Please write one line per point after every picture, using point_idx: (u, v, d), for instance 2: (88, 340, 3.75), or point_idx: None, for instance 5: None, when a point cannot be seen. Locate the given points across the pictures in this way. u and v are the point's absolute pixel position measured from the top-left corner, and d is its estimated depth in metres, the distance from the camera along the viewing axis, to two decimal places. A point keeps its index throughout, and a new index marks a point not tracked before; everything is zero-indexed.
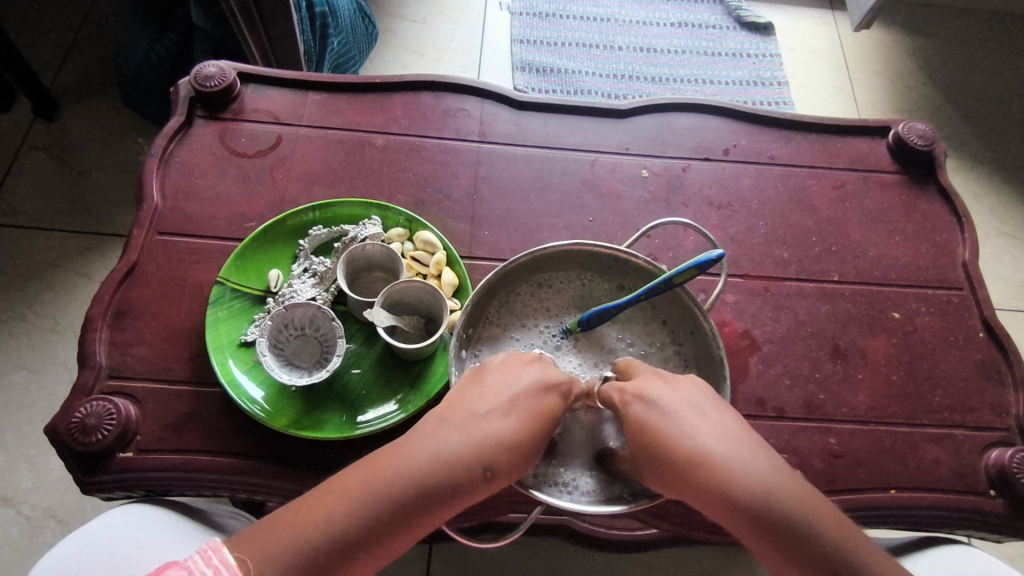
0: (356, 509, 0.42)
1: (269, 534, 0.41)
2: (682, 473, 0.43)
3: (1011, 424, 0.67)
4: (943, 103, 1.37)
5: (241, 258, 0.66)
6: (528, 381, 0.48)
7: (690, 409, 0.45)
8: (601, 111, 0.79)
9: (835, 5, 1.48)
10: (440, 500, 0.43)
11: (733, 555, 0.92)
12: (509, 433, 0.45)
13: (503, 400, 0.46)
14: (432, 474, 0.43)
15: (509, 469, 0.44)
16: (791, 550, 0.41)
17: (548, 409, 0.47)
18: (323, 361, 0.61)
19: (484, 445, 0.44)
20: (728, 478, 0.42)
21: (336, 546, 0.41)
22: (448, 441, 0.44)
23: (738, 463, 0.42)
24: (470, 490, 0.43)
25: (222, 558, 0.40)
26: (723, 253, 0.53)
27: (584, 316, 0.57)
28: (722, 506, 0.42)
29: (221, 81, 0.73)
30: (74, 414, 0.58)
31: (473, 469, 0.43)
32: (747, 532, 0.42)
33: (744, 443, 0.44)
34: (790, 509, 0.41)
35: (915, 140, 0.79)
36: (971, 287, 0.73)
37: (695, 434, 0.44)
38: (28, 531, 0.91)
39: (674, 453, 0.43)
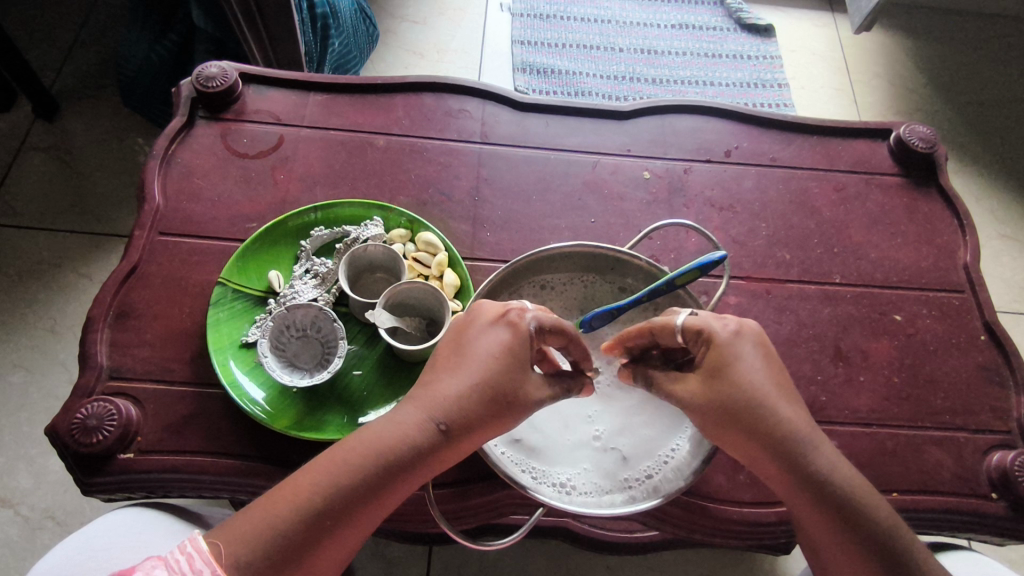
0: (321, 485, 0.45)
1: (246, 517, 0.44)
2: (764, 429, 0.49)
3: (1013, 427, 0.67)
4: (943, 105, 1.37)
5: (242, 259, 0.66)
6: (475, 335, 0.49)
7: (770, 376, 0.50)
8: (602, 112, 0.79)
9: (835, 7, 1.48)
10: (406, 465, 0.46)
11: (733, 556, 0.92)
12: (459, 389, 0.47)
13: (454, 359, 0.49)
14: (389, 443, 0.46)
15: (462, 422, 0.47)
16: (830, 508, 0.47)
17: (492, 356, 0.48)
18: (324, 363, 0.61)
19: (433, 407, 0.47)
20: (802, 442, 0.49)
21: (308, 520, 0.44)
22: (403, 410, 0.48)
23: (810, 436, 0.49)
24: (429, 449, 0.46)
25: (196, 545, 0.42)
26: (725, 255, 0.53)
27: (586, 318, 0.57)
28: (791, 462, 0.48)
29: (223, 81, 0.73)
30: (75, 414, 0.58)
31: (427, 428, 0.46)
32: (806, 493, 0.48)
33: (811, 420, 0.50)
34: (845, 481, 0.48)
35: (917, 142, 0.79)
36: (972, 290, 0.73)
37: (777, 400, 0.50)
38: (27, 531, 0.90)
39: (760, 410, 0.49)
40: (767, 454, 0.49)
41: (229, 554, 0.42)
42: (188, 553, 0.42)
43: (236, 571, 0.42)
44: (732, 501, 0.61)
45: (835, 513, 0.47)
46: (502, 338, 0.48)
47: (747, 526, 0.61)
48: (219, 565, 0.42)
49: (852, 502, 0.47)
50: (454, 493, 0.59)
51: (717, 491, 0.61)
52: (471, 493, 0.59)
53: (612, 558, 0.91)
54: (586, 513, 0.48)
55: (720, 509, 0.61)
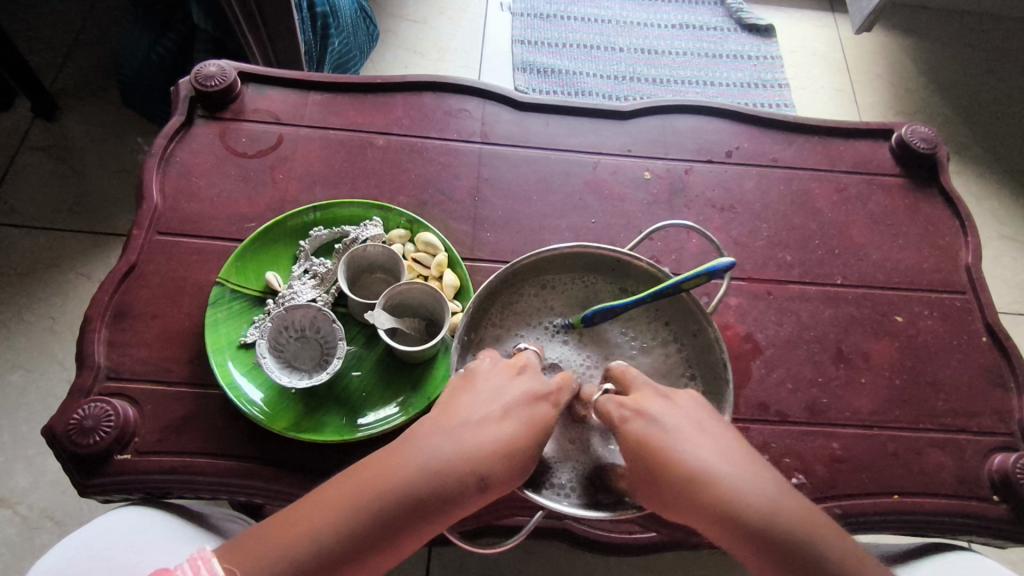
0: (345, 520, 0.41)
1: (254, 541, 0.40)
2: (685, 490, 0.42)
3: (1015, 429, 0.67)
4: (944, 106, 1.37)
5: (241, 259, 0.65)
6: (519, 393, 0.48)
7: (689, 428, 0.45)
8: (603, 112, 0.79)
9: (836, 7, 1.48)
10: (433, 511, 0.42)
11: (733, 558, 0.92)
12: (507, 444, 0.45)
13: (499, 411, 0.47)
14: (423, 487, 0.42)
15: (501, 481, 0.44)
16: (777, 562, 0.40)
17: (537, 421, 0.47)
18: (323, 363, 0.61)
19: (480, 455, 0.44)
20: (732, 495, 0.41)
21: (325, 557, 0.40)
22: (439, 450, 0.44)
23: (741, 482, 0.42)
24: (464, 499, 0.43)
25: (211, 569, 0.38)
26: (734, 262, 0.52)
27: (588, 313, 0.57)
28: (726, 522, 0.41)
29: (221, 80, 0.73)
30: (72, 415, 0.57)
31: (471, 479, 0.43)
32: (753, 551, 0.41)
33: (746, 461, 0.43)
34: (794, 526, 0.41)
35: (918, 142, 0.78)
36: (974, 291, 0.73)
37: (694, 450, 0.44)
38: (25, 531, 0.90)
39: (675, 471, 0.43)
40: (697, 517, 0.42)
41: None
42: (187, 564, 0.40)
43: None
44: None
45: (786, 566, 0.40)
46: (546, 408, 0.48)
47: None
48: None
49: (801, 545, 0.40)
50: None
51: None
52: None
53: (612, 560, 0.91)
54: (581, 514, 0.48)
55: None
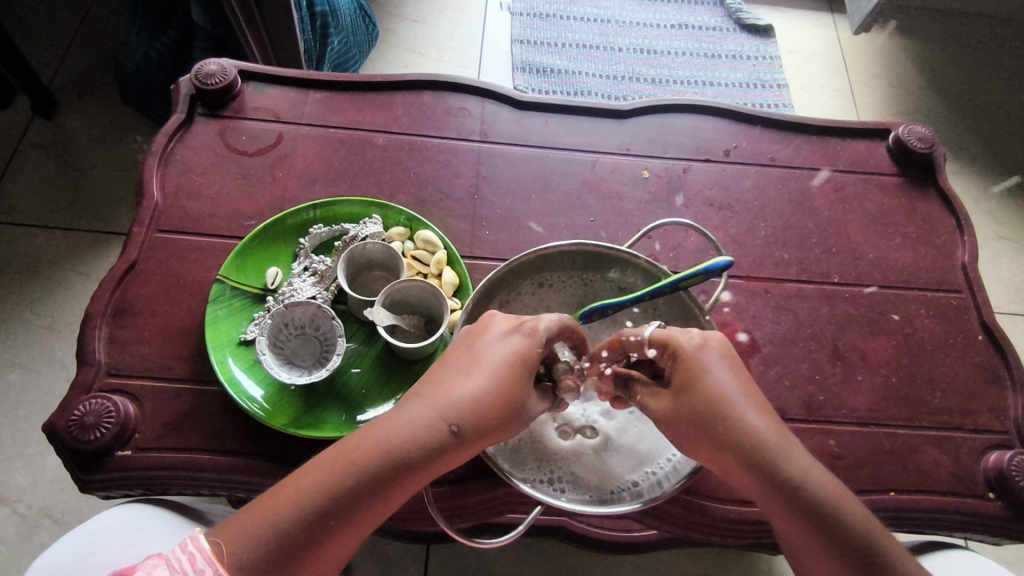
0: (326, 484, 0.44)
1: (245, 516, 0.43)
2: (726, 441, 0.47)
3: (1010, 427, 0.67)
4: (942, 107, 1.37)
5: (241, 256, 0.65)
6: (488, 344, 0.50)
7: (737, 384, 0.49)
8: (602, 112, 0.79)
9: (835, 8, 1.49)
10: (414, 465, 0.45)
11: (731, 556, 0.92)
12: (474, 392, 0.47)
13: (467, 365, 0.49)
14: (397, 444, 0.45)
15: (474, 427, 0.46)
16: (803, 516, 0.45)
17: (509, 364, 0.48)
18: (323, 360, 0.61)
19: (447, 409, 0.47)
20: (769, 451, 0.47)
21: (313, 519, 0.43)
22: (414, 410, 0.47)
23: (779, 442, 0.47)
24: (439, 450, 0.46)
25: (197, 544, 0.41)
26: (732, 261, 0.53)
27: (585, 310, 0.57)
28: (760, 473, 0.46)
29: (222, 78, 0.73)
30: (73, 411, 0.58)
31: (441, 429, 0.46)
32: (778, 500, 0.46)
33: (782, 426, 0.48)
34: (814, 486, 0.46)
35: (915, 142, 0.79)
36: (970, 290, 0.73)
37: (738, 407, 0.48)
38: (25, 529, 0.90)
39: (721, 423, 0.48)
40: (735, 465, 0.48)
41: (231, 552, 0.42)
42: (191, 553, 0.41)
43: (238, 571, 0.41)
44: (729, 500, 0.61)
45: (810, 521, 0.45)
46: (518, 349, 0.49)
47: (745, 525, 0.61)
48: (221, 563, 0.41)
49: (826, 507, 0.45)
50: (453, 490, 0.59)
51: (714, 489, 0.62)
52: (470, 490, 0.59)
53: (611, 558, 0.91)
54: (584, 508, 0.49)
55: (718, 508, 0.61)
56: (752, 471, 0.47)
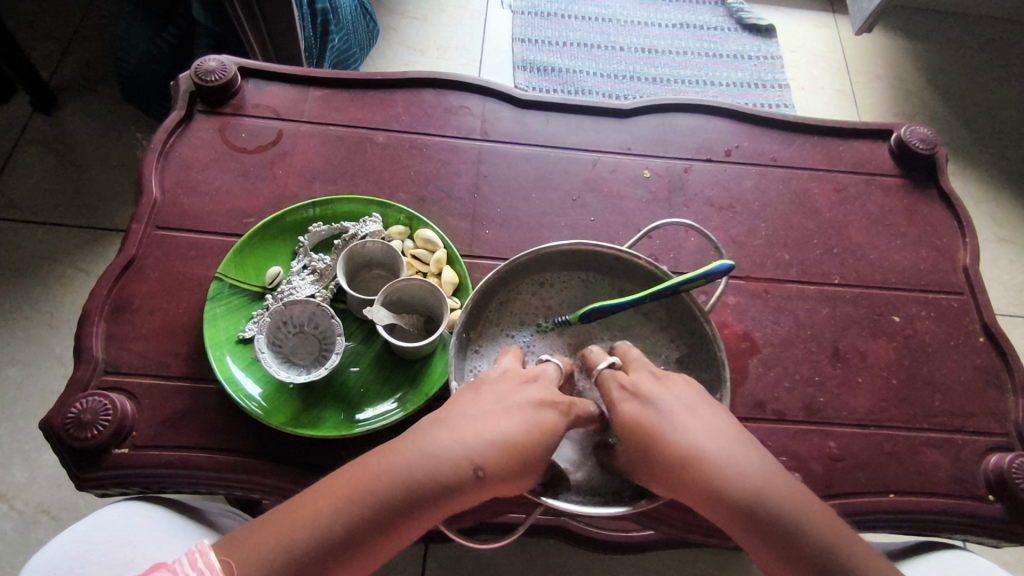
0: (343, 511, 0.42)
1: (260, 531, 0.42)
2: (671, 471, 0.45)
3: (1011, 429, 0.67)
4: (943, 108, 1.37)
5: (240, 254, 0.65)
6: (523, 400, 0.48)
7: (678, 409, 0.47)
8: (603, 111, 0.79)
9: (837, 8, 1.48)
10: (431, 503, 0.43)
11: (729, 557, 0.92)
12: (502, 438, 0.45)
13: (497, 411, 0.47)
14: (417, 479, 0.43)
15: (498, 473, 0.44)
16: (761, 537, 0.43)
17: (541, 427, 0.47)
18: (321, 359, 0.61)
19: (473, 447, 0.44)
20: (716, 476, 0.44)
21: (325, 547, 0.41)
22: (439, 442, 0.44)
23: (727, 462, 0.45)
24: (459, 491, 0.44)
25: (206, 561, 0.40)
26: (732, 265, 0.53)
27: (586, 310, 0.57)
28: (714, 500, 0.44)
29: (221, 75, 0.73)
30: (70, 408, 0.57)
31: (464, 470, 0.44)
32: (737, 525, 0.44)
33: (732, 441, 0.46)
34: (774, 502, 0.43)
35: (917, 143, 0.79)
36: (971, 292, 0.73)
37: (680, 433, 0.46)
38: (21, 526, 0.90)
39: (661, 452, 0.46)
40: (686, 494, 0.45)
41: (241, 570, 0.40)
42: (199, 570, 0.40)
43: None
44: None
45: (770, 541, 0.43)
46: (549, 416, 0.47)
47: None
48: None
49: (786, 523, 0.43)
50: None
51: None
52: None
53: (609, 559, 0.91)
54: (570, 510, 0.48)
55: None
56: (702, 499, 0.44)
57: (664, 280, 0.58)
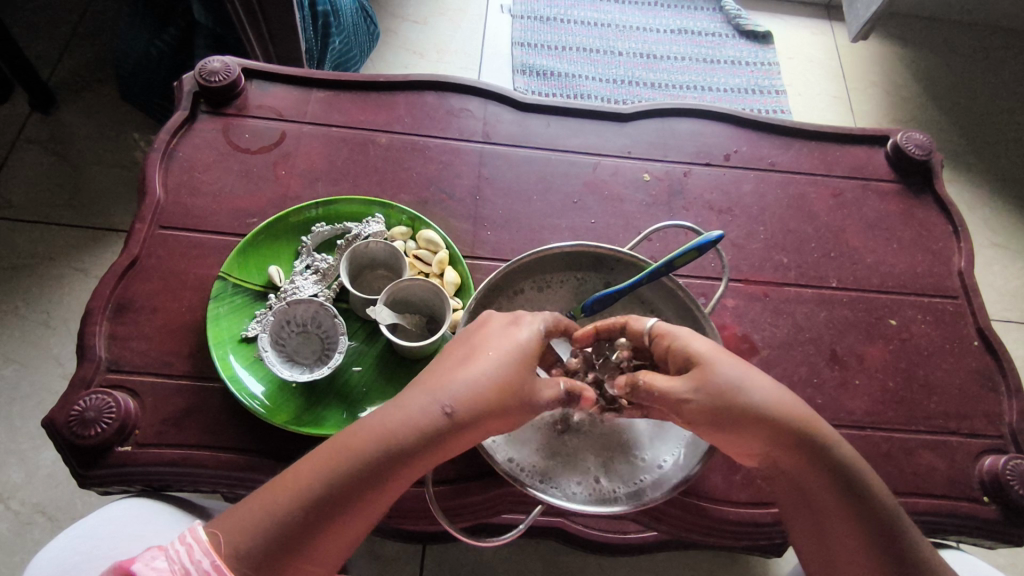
0: (320, 472, 0.44)
1: (247, 504, 0.43)
2: (749, 416, 0.48)
3: (1005, 432, 0.68)
4: (938, 115, 1.39)
5: (243, 254, 0.65)
6: (485, 334, 0.50)
7: (739, 361, 0.50)
8: (603, 115, 0.79)
9: (833, 15, 1.50)
10: (408, 453, 0.44)
11: (725, 559, 0.92)
12: (468, 377, 0.46)
13: (464, 354, 0.48)
14: (391, 429, 0.45)
15: (468, 409, 0.45)
16: (835, 483, 0.48)
17: (503, 351, 0.48)
18: (324, 358, 0.61)
19: (441, 392, 0.46)
20: (795, 427, 0.48)
21: (310, 507, 0.43)
22: (409, 397, 0.46)
23: (802, 411, 0.49)
24: (435, 434, 0.45)
25: (195, 536, 0.42)
26: (723, 235, 0.55)
27: (587, 302, 0.59)
28: (796, 447, 0.48)
29: (225, 76, 0.73)
30: (73, 407, 0.58)
31: (435, 411, 0.45)
32: (818, 473, 0.48)
33: (796, 397, 0.50)
34: (835, 450, 0.49)
35: (913, 149, 0.80)
36: (966, 296, 0.74)
37: (755, 381, 0.49)
38: (16, 526, 0.90)
39: (742, 398, 0.48)
40: (763, 441, 0.48)
41: (230, 540, 0.42)
42: (189, 544, 0.42)
43: (232, 558, 0.42)
44: (728, 501, 0.62)
45: (842, 486, 0.48)
46: (513, 337, 0.49)
47: (743, 526, 0.62)
48: (218, 553, 0.42)
49: (851, 472, 0.48)
50: (454, 489, 0.60)
51: (713, 490, 0.62)
52: (471, 489, 0.59)
53: (606, 560, 0.91)
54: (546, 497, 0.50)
55: (718, 509, 0.61)
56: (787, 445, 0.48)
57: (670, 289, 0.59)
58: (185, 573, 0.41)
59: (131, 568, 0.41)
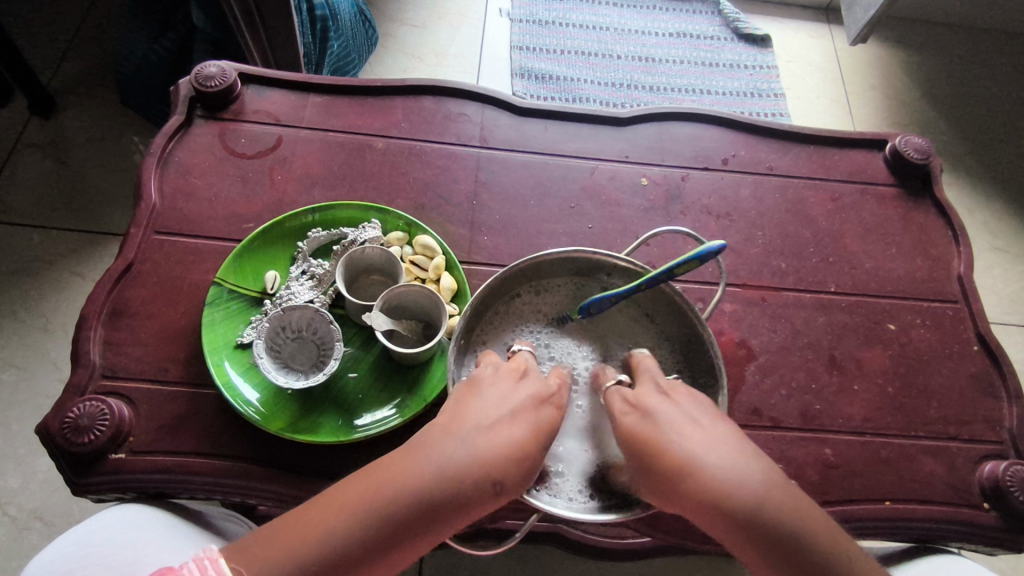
0: (351, 525, 0.38)
1: (262, 542, 0.38)
2: (690, 500, 0.39)
3: (1005, 437, 0.67)
4: (937, 118, 1.39)
5: (238, 260, 0.65)
6: (535, 395, 0.45)
7: (676, 423, 0.42)
8: (601, 119, 0.79)
9: (832, 18, 1.50)
10: (442, 520, 0.39)
11: (725, 565, 0.92)
12: (524, 448, 0.41)
13: (515, 413, 0.43)
14: (436, 491, 0.39)
15: (517, 489, 0.41)
16: (797, 573, 0.38)
17: (556, 425, 0.44)
18: (320, 365, 0.61)
19: (493, 461, 0.40)
20: (755, 509, 0.38)
21: (332, 564, 0.37)
22: (455, 455, 0.40)
23: (748, 485, 0.39)
24: (478, 508, 0.40)
25: (217, 568, 0.37)
26: (724, 244, 0.53)
27: (583, 304, 0.58)
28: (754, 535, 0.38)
29: (222, 81, 0.73)
30: (67, 414, 0.57)
31: (485, 484, 0.40)
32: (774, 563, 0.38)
33: (772, 471, 0.40)
34: (808, 534, 0.38)
35: (912, 153, 0.79)
36: (966, 301, 0.74)
37: (689, 450, 0.40)
38: (13, 532, 0.89)
39: (683, 475, 0.39)
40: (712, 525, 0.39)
41: None
42: None
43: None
44: None
45: (802, 574, 0.37)
46: (564, 412, 0.45)
47: None
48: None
49: (815, 553, 0.38)
50: None
51: None
52: None
53: (605, 567, 0.91)
54: (535, 505, 0.49)
55: None
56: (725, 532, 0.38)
57: (671, 297, 0.58)
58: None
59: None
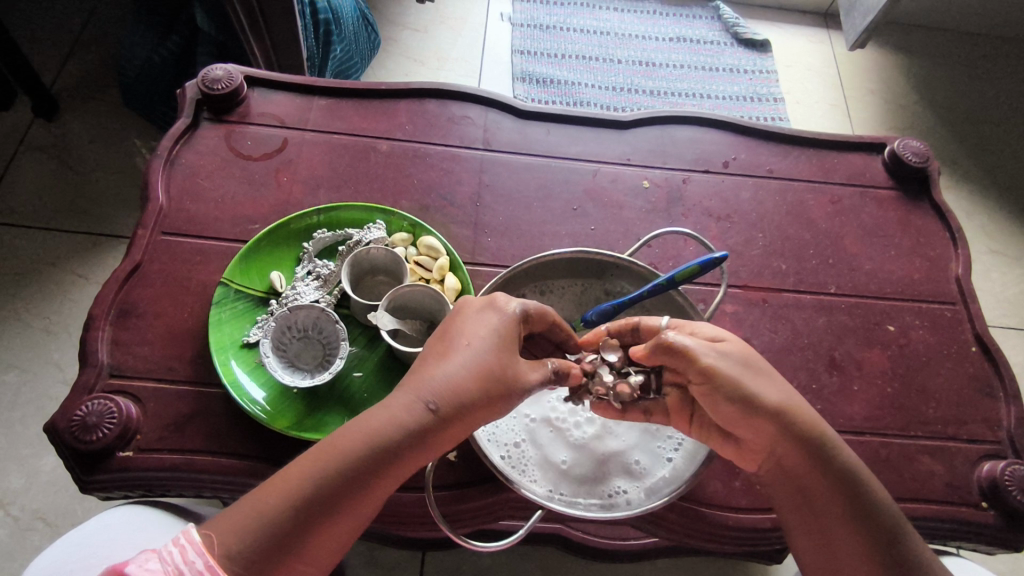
0: (312, 473, 0.44)
1: (235, 510, 0.43)
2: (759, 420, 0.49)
3: (1003, 437, 0.68)
4: (935, 122, 1.40)
5: (245, 260, 0.66)
6: (467, 322, 0.50)
7: (747, 361, 0.51)
8: (603, 122, 0.80)
9: (831, 23, 1.51)
10: (396, 451, 0.45)
11: (726, 566, 0.92)
12: (450, 370, 0.47)
13: (446, 347, 0.49)
14: (380, 430, 0.45)
15: (453, 404, 0.46)
16: (849, 494, 0.48)
17: (485, 339, 0.48)
18: (325, 364, 0.62)
19: (423, 387, 0.46)
20: (806, 429, 0.49)
21: (300, 510, 0.43)
22: (395, 398, 0.47)
23: (813, 422, 0.50)
24: (423, 432, 0.45)
25: (189, 537, 0.42)
26: (724, 254, 0.57)
27: (586, 314, 0.60)
28: (806, 450, 0.49)
29: (228, 83, 0.74)
30: (75, 412, 0.58)
31: (422, 411, 0.45)
32: (829, 481, 0.49)
33: (803, 401, 0.51)
34: (861, 477, 0.49)
35: (910, 156, 0.80)
36: (964, 302, 0.74)
37: (760, 383, 0.50)
38: (17, 532, 0.90)
39: (761, 406, 0.49)
40: (768, 440, 0.50)
41: (222, 544, 0.42)
42: (182, 545, 0.42)
43: (228, 559, 0.41)
44: (727, 506, 0.62)
45: (847, 492, 0.48)
46: (492, 323, 0.49)
47: (742, 531, 0.62)
48: (212, 555, 0.41)
49: (857, 477, 0.49)
50: (452, 495, 0.60)
51: (714, 496, 0.62)
52: (470, 495, 0.60)
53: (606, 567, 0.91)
54: (543, 502, 0.50)
55: (716, 514, 0.62)
56: (802, 452, 0.49)
57: (681, 304, 0.59)
58: (178, 573, 0.41)
59: (125, 569, 0.41)
